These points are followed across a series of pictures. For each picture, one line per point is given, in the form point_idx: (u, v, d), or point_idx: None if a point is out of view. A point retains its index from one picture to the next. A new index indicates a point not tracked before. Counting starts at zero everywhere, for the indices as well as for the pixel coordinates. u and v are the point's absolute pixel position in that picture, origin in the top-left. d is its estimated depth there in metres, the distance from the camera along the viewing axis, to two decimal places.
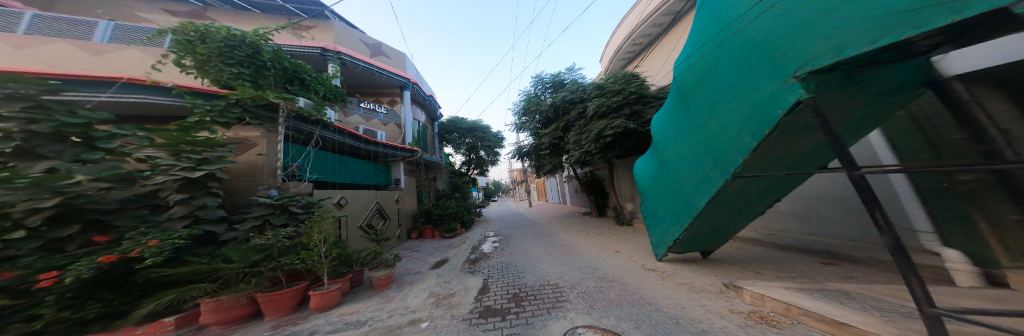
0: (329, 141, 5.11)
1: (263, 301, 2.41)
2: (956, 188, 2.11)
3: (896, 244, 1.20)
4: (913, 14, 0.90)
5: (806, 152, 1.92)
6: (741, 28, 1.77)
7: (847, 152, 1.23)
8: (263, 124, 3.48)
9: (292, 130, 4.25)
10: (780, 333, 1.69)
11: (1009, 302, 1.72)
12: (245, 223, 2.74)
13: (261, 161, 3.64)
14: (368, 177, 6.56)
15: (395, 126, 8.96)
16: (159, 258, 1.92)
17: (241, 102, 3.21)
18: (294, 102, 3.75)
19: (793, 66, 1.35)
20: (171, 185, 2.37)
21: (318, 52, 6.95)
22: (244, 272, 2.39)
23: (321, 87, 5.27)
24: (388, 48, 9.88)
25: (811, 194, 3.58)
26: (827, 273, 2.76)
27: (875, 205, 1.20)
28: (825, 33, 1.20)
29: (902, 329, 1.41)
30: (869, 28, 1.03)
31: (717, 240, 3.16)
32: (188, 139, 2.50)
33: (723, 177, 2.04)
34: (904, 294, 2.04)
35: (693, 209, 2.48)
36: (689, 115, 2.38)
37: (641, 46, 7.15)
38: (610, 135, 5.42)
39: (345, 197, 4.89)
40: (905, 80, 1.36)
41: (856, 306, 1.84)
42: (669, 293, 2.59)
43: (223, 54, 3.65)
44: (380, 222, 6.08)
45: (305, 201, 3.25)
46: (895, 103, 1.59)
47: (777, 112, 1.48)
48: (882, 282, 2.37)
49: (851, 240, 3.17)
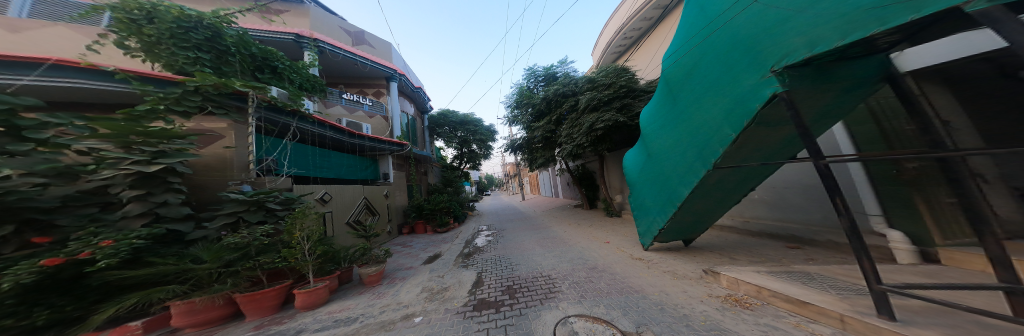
0: (308, 134, 4.81)
1: (242, 302, 2.27)
2: (903, 175, 2.52)
3: (852, 226, 1.40)
4: (874, 13, 1.00)
5: (779, 143, 2.11)
6: (727, 22, 1.85)
7: (816, 142, 1.43)
8: (228, 114, 3.17)
9: (265, 122, 3.94)
10: (752, 314, 1.86)
11: (934, 277, 2.03)
12: (216, 221, 2.52)
13: (229, 155, 3.33)
14: (354, 172, 6.28)
15: (381, 119, 8.61)
16: (116, 259, 1.72)
17: (201, 90, 2.91)
18: (265, 91, 3.48)
19: (772, 61, 1.47)
20: (123, 180, 2.09)
21: (292, 38, 6.45)
22: (218, 272, 2.21)
23: (296, 77, 4.91)
24: (371, 36, 9.37)
25: (781, 183, 3.94)
26: (792, 256, 3.08)
27: (836, 192, 1.39)
28: (802, 29, 1.31)
29: (854, 305, 1.62)
30: (838, 25, 1.13)
31: (698, 229, 3.38)
32: (139, 130, 2.17)
33: (705, 168, 2.19)
34: (855, 273, 2.33)
35: (677, 200, 2.64)
36: (675, 109, 2.49)
37: (631, 40, 7.35)
38: (601, 128, 5.58)
39: (330, 192, 4.65)
40: (861, 76, 1.53)
41: (816, 286, 2.08)
42: (655, 281, 2.75)
43: (177, 37, 3.27)
44: (369, 217, 5.87)
45: (283, 197, 3.05)
46: (854, 98, 1.77)
47: (755, 105, 1.61)
48: (837, 263, 2.69)
49: (812, 225, 3.54)
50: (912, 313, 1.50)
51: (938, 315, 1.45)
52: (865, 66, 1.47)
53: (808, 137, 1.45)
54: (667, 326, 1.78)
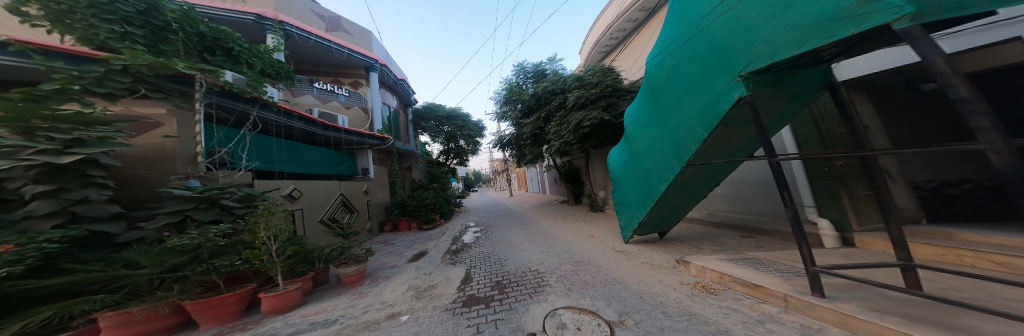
0: (272, 125, 4.34)
1: (194, 310, 2.00)
2: (833, 171, 2.99)
3: (795, 216, 1.65)
4: (824, 26, 1.16)
5: (741, 141, 2.37)
6: (704, 27, 2.01)
7: (770, 142, 1.64)
8: (169, 100, 2.74)
9: (218, 109, 3.49)
10: (715, 298, 2.07)
11: (852, 258, 2.44)
12: (155, 220, 2.18)
13: (170, 145, 2.90)
14: (328, 167, 5.79)
15: (360, 110, 8.06)
16: (20, 267, 1.40)
17: (131, 70, 2.45)
18: (217, 75, 3.03)
19: (739, 68, 1.66)
20: (21, 173, 1.69)
21: (253, 19, 5.79)
22: (161, 278, 1.92)
23: (257, 62, 4.35)
24: (348, 23, 8.71)
25: (741, 179, 4.41)
26: (747, 244, 3.48)
27: (785, 188, 1.63)
28: (767, 38, 1.48)
29: (794, 286, 1.88)
30: (796, 34, 1.30)
31: (672, 222, 3.66)
32: (44, 114, 1.76)
33: (680, 165, 2.39)
34: (794, 257, 2.71)
35: (655, 195, 2.84)
36: (656, 108, 2.67)
37: (617, 40, 7.74)
38: (587, 126, 5.77)
39: (298, 189, 4.25)
40: (807, 84, 1.78)
41: (766, 270, 2.38)
42: (635, 272, 2.93)
43: (98, 6, 2.73)
44: (345, 215, 5.46)
45: (242, 194, 2.75)
46: (802, 104, 2.04)
47: (723, 107, 1.81)
48: (780, 249, 3.10)
49: (763, 216, 4.03)
50: (836, 289, 1.79)
51: (855, 290, 1.75)
52: (811, 73, 1.71)
53: (765, 137, 1.66)
54: (646, 314, 1.90)
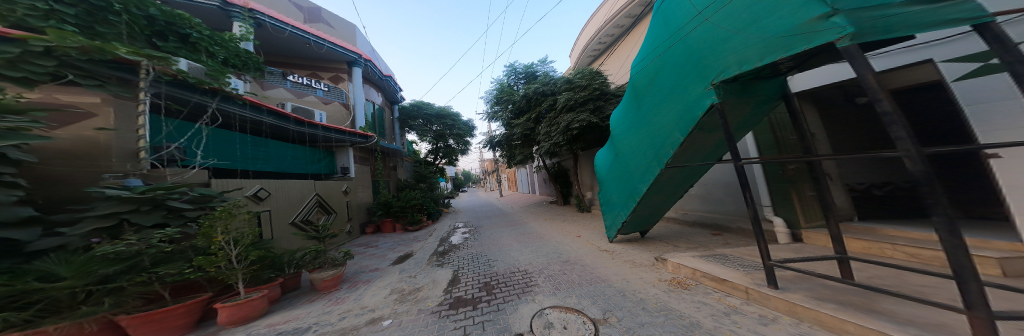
0: (235, 118, 3.93)
1: (131, 325, 1.71)
2: (786, 174, 3.38)
3: (755, 214, 1.84)
4: (785, 40, 1.31)
5: (712, 146, 2.59)
6: (683, 37, 2.20)
7: (735, 146, 1.83)
8: (106, 87, 2.39)
9: (168, 100, 3.10)
10: (689, 293, 2.21)
11: (799, 252, 2.76)
12: (81, 225, 1.82)
13: (104, 139, 2.50)
14: (302, 166, 5.35)
15: (340, 106, 7.60)
16: None
17: (57, 52, 2.02)
18: (169, 63, 2.64)
19: (711, 76, 1.84)
20: None
21: (217, 5, 5.30)
22: (88, 291, 1.61)
23: (219, 50, 3.91)
24: (329, 14, 8.25)
25: (712, 181, 4.80)
26: (715, 241, 3.79)
27: (746, 188, 1.81)
28: (735, 50, 1.66)
29: (754, 279, 2.07)
30: (760, 47, 1.47)
31: (652, 221, 3.86)
32: None
33: (659, 167, 2.55)
34: (754, 252, 3.00)
35: (637, 195, 3.00)
36: (640, 111, 2.84)
37: (606, 45, 8.15)
38: (576, 128, 5.97)
39: (265, 188, 3.91)
40: (767, 94, 2.01)
41: (732, 265, 2.60)
42: (618, 270, 3.04)
43: None
44: (321, 217, 5.06)
45: (195, 194, 2.44)
46: (762, 111, 2.29)
47: (698, 113, 1.98)
48: (742, 245, 3.42)
49: (730, 215, 4.41)
50: (788, 281, 2.01)
51: (803, 281, 1.97)
52: (771, 84, 1.94)
53: (731, 141, 1.84)
54: (629, 311, 1.97)
